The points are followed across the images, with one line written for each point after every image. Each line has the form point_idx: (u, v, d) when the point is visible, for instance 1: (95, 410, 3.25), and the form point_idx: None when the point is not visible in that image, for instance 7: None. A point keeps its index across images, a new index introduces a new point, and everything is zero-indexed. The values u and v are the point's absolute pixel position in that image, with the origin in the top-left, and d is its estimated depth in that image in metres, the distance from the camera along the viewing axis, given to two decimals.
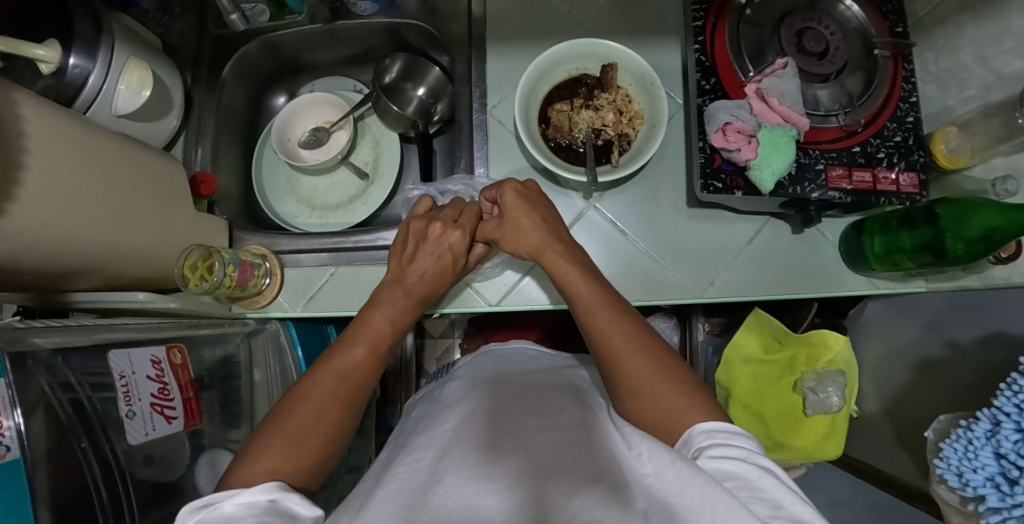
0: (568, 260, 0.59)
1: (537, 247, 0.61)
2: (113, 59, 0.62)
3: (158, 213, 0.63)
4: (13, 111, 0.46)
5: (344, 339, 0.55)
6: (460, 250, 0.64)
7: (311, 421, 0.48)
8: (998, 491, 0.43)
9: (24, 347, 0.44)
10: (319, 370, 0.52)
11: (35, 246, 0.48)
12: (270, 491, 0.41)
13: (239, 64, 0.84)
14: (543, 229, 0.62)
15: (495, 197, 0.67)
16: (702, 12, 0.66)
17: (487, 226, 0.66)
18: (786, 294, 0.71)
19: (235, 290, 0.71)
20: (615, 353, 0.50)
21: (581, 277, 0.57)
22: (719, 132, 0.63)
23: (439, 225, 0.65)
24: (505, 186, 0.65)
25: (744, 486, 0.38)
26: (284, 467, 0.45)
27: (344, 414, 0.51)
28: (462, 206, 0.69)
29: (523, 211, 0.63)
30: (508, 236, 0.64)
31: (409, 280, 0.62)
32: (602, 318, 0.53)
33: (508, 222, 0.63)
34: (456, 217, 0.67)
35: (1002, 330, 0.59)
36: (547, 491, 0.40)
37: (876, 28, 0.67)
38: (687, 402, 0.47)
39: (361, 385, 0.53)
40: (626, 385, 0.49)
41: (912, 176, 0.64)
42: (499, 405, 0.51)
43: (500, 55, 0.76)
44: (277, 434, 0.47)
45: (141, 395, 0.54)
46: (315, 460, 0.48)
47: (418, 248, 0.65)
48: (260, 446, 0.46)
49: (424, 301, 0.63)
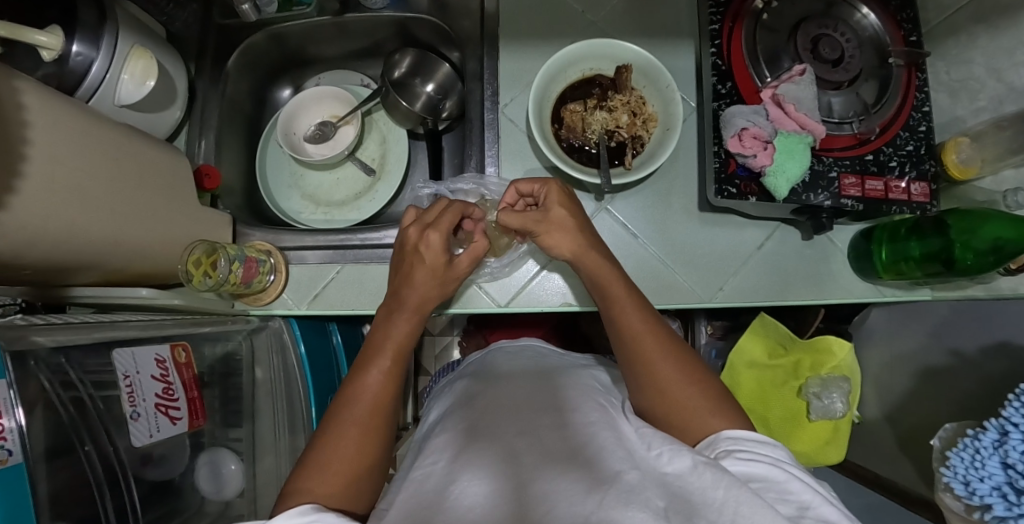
0: (599, 258, 0.56)
1: (577, 250, 0.57)
2: (117, 47, 0.60)
3: (160, 207, 0.62)
4: (16, 100, 0.45)
5: (362, 358, 0.55)
6: (440, 250, 0.58)
7: (335, 447, 0.48)
8: (1005, 500, 0.44)
9: (26, 346, 0.43)
10: (341, 397, 0.52)
11: (37, 239, 0.47)
12: (307, 514, 0.41)
13: (244, 55, 0.82)
14: (581, 231, 0.58)
15: (534, 191, 0.62)
16: (719, 15, 0.66)
17: (523, 215, 0.58)
18: (797, 300, 0.71)
19: (239, 287, 0.69)
20: (649, 362, 0.49)
21: (609, 272, 0.56)
22: (735, 137, 0.62)
23: (414, 232, 0.59)
24: (550, 185, 0.61)
25: (771, 488, 0.38)
26: (328, 493, 0.46)
27: (369, 436, 0.50)
28: (443, 206, 0.62)
29: (567, 209, 0.59)
30: (551, 233, 0.58)
31: (404, 290, 0.58)
32: (632, 319, 0.52)
33: (553, 220, 0.58)
34: (433, 220, 0.60)
35: (1008, 340, 0.59)
36: (531, 488, 0.40)
37: (891, 37, 0.67)
38: (708, 405, 0.47)
39: (386, 410, 0.52)
40: (654, 386, 0.49)
41: (923, 185, 0.65)
42: (516, 407, 0.49)
43: (513, 53, 0.75)
44: (307, 467, 0.48)
45: (145, 395, 0.52)
46: (352, 481, 0.48)
47: (412, 263, 0.59)
48: (297, 479, 0.47)
49: (428, 303, 0.58)
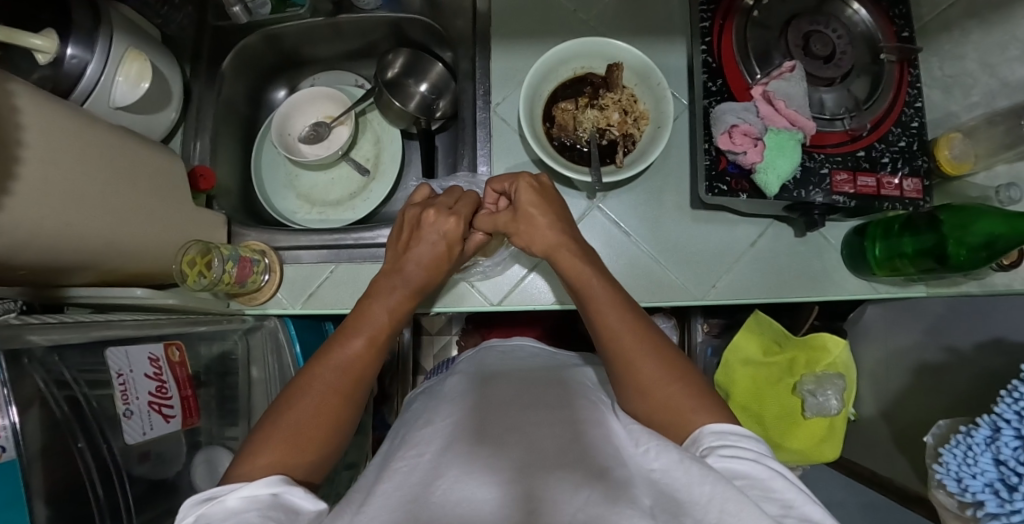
0: (575, 258, 0.57)
1: (550, 246, 0.58)
2: (111, 49, 0.61)
3: (156, 208, 0.62)
4: (10, 103, 0.45)
5: (345, 329, 0.55)
6: (456, 236, 0.62)
7: (309, 416, 0.48)
8: (997, 497, 0.43)
9: (20, 345, 0.44)
10: (319, 363, 0.51)
11: (32, 240, 0.47)
12: (273, 485, 0.41)
13: (239, 56, 0.82)
14: (561, 228, 0.59)
15: (506, 188, 0.64)
16: (709, 13, 0.66)
17: (495, 218, 0.63)
18: (790, 296, 0.71)
19: (233, 287, 0.70)
20: (627, 361, 0.50)
21: (590, 275, 0.55)
22: (725, 134, 0.62)
23: (433, 212, 0.62)
24: (520, 181, 0.62)
25: (755, 486, 0.38)
26: (294, 459, 0.45)
27: (344, 410, 0.50)
28: (460, 195, 0.66)
29: (539, 209, 0.60)
30: (522, 233, 0.61)
31: (406, 268, 0.60)
32: (613, 317, 0.52)
33: (521, 218, 0.61)
34: (454, 204, 0.64)
35: (1003, 336, 0.59)
36: (524, 483, 0.40)
37: (883, 32, 0.67)
38: (692, 401, 0.47)
39: (363, 385, 0.52)
40: (633, 384, 0.49)
41: (916, 181, 0.64)
42: (503, 404, 0.50)
43: (505, 52, 0.75)
44: (277, 429, 0.46)
45: (139, 393, 0.53)
46: (320, 453, 0.47)
47: (419, 238, 0.62)
48: (264, 439, 0.46)
49: (423, 288, 0.61)
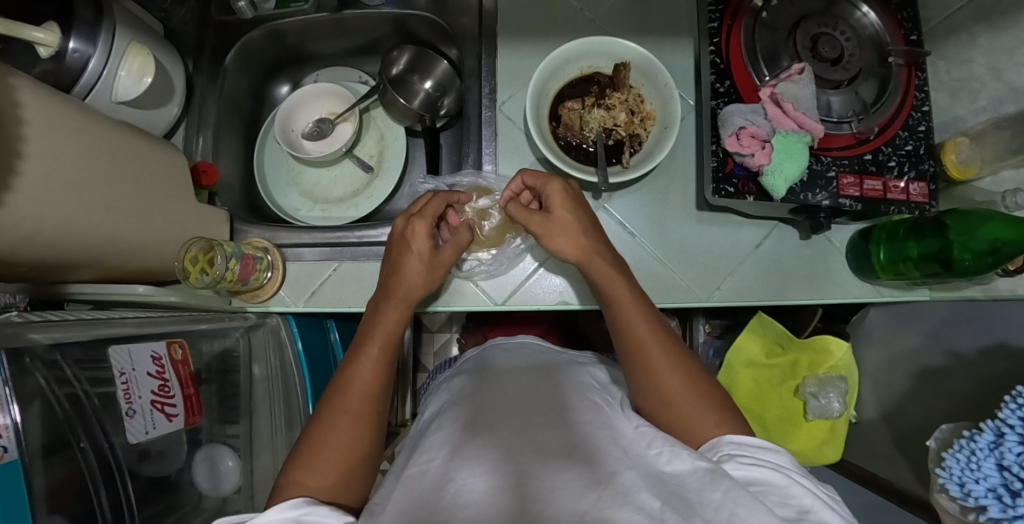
0: (608, 265, 0.56)
1: (582, 253, 0.57)
2: (114, 43, 0.60)
3: (157, 204, 0.62)
4: (12, 98, 0.45)
5: (357, 345, 0.55)
6: (424, 242, 0.61)
7: (330, 439, 0.48)
8: (999, 502, 0.43)
9: (22, 343, 0.43)
10: (336, 387, 0.52)
11: (35, 236, 0.47)
12: (299, 507, 0.41)
13: (242, 51, 0.81)
14: (589, 235, 0.58)
15: (537, 184, 0.61)
16: (718, 13, 0.65)
17: (526, 214, 0.60)
18: (794, 299, 0.71)
19: (236, 284, 0.69)
20: (654, 371, 0.49)
21: (618, 280, 0.55)
22: (732, 136, 0.62)
23: (401, 222, 0.63)
24: (553, 184, 0.60)
25: (772, 492, 0.38)
26: (319, 482, 0.46)
27: (364, 429, 0.50)
28: (427, 199, 0.65)
29: (573, 213, 0.59)
30: (553, 236, 0.59)
31: (395, 279, 0.60)
32: (642, 327, 0.52)
33: (556, 223, 0.58)
34: (420, 209, 0.63)
35: (1006, 341, 0.59)
36: (537, 481, 0.40)
37: (891, 35, 0.67)
38: (716, 417, 0.47)
39: (377, 399, 0.52)
40: (660, 396, 0.49)
41: (922, 185, 0.64)
42: (510, 405, 0.49)
43: (512, 51, 0.74)
44: (309, 456, 0.48)
45: (141, 392, 0.52)
46: (346, 473, 0.48)
47: (403, 255, 0.61)
48: (294, 467, 0.47)
49: (414, 298, 0.59)
